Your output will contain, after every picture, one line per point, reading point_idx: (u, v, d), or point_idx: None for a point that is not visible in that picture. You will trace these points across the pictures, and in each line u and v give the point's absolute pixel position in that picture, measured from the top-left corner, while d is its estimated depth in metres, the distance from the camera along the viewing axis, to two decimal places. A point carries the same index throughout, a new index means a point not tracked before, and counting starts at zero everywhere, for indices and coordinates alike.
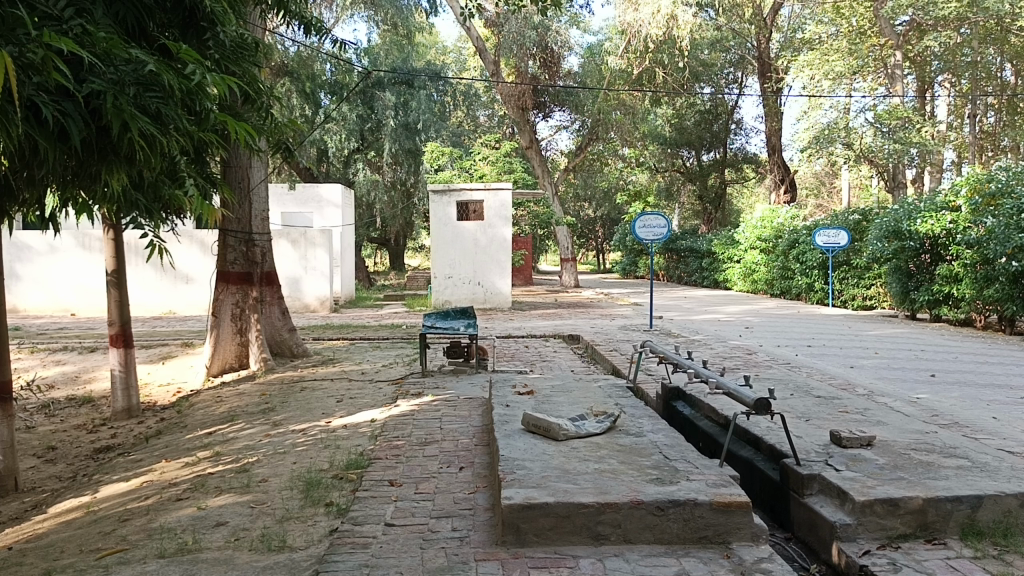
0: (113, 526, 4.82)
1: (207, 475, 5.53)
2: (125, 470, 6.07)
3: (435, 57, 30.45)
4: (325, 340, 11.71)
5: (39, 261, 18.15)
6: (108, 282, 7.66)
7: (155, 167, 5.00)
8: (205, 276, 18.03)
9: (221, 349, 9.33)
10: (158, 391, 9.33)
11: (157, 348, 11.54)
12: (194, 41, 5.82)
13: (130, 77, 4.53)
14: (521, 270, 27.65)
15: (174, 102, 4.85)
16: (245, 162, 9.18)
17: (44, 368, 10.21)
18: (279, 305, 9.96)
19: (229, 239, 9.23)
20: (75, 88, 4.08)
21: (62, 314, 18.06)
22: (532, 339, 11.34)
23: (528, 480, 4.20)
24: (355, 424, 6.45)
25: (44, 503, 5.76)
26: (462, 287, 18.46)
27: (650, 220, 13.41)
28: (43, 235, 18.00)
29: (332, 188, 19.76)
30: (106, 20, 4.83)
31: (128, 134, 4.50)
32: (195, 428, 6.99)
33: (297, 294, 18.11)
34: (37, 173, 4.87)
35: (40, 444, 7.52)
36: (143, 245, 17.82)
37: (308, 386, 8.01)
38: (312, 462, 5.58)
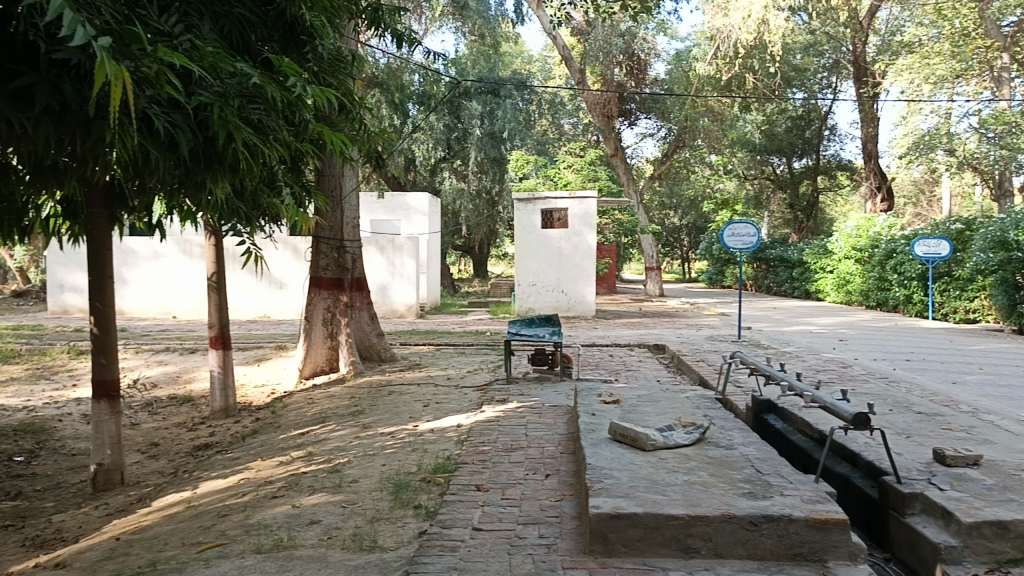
0: (212, 521, 5.00)
1: (300, 475, 5.69)
2: (223, 468, 6.30)
3: (520, 66, 30.62)
4: (411, 345, 11.91)
5: (143, 266, 19.05)
6: (208, 287, 7.91)
7: (256, 176, 5.23)
8: (298, 281, 18.59)
9: (312, 352, 9.60)
10: (253, 392, 9.68)
11: (252, 351, 11.93)
12: (293, 54, 6.00)
13: (235, 90, 4.76)
14: (605, 278, 27.47)
15: (275, 113, 5.07)
16: (338, 171, 9.41)
17: (147, 368, 10.71)
18: (368, 310, 10.14)
19: (321, 246, 9.48)
20: (185, 101, 4.32)
21: (164, 318, 18.90)
22: (617, 348, 11.26)
23: (615, 490, 4.17)
24: (441, 429, 6.53)
25: (148, 497, 6.03)
26: (546, 294, 18.49)
27: (739, 228, 13.15)
28: (148, 242, 18.88)
29: (419, 197, 20.03)
30: (212, 35, 5.05)
31: (232, 145, 4.72)
32: (288, 429, 7.20)
33: (385, 300, 18.52)
34: (148, 183, 5.14)
35: (143, 441, 7.88)
36: (240, 251, 18.46)
37: (395, 390, 8.14)
38: (400, 465, 5.67)
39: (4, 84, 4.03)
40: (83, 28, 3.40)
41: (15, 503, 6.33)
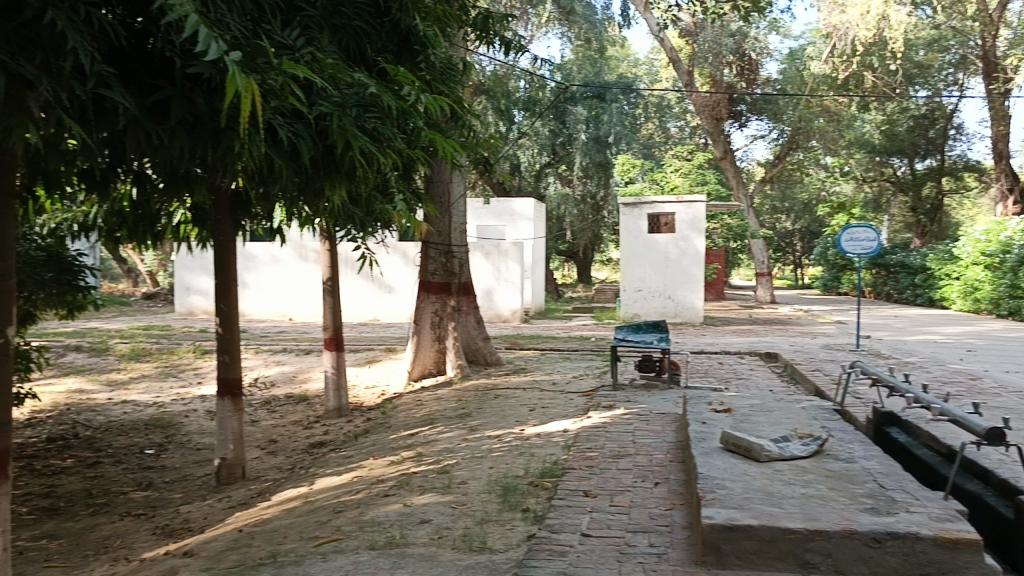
0: (328, 516, 5.17)
1: (410, 474, 5.81)
2: (337, 465, 6.51)
3: (627, 69, 30.41)
4: (517, 349, 11.99)
5: (263, 271, 19.90)
6: (323, 290, 8.18)
7: (371, 182, 5.39)
8: (406, 286, 19.01)
9: (421, 354, 9.80)
10: (364, 393, 9.98)
11: (363, 353, 12.27)
12: (407, 64, 6.15)
13: (352, 100, 4.93)
14: (713, 284, 26.89)
15: (390, 122, 5.24)
16: (446, 177, 9.57)
17: (266, 368, 11.19)
18: (475, 314, 10.26)
19: (430, 251, 9.67)
20: (306, 111, 4.51)
21: (281, 320, 19.70)
22: (727, 355, 11.01)
23: (729, 500, 4.07)
24: (547, 434, 6.54)
25: (267, 492, 6.28)
26: (652, 300, 18.25)
27: (858, 233, 12.63)
28: (267, 247, 19.70)
29: (524, 202, 20.14)
30: (330, 47, 5.25)
31: (349, 153, 4.89)
32: (398, 429, 7.38)
33: (491, 304, 18.74)
34: (271, 191, 5.37)
35: (263, 437, 8.23)
36: (354, 256, 19.02)
37: (501, 394, 8.21)
38: (508, 468, 5.71)
39: (143, 98, 4.30)
40: (215, 43, 3.61)
41: (146, 493, 6.72)
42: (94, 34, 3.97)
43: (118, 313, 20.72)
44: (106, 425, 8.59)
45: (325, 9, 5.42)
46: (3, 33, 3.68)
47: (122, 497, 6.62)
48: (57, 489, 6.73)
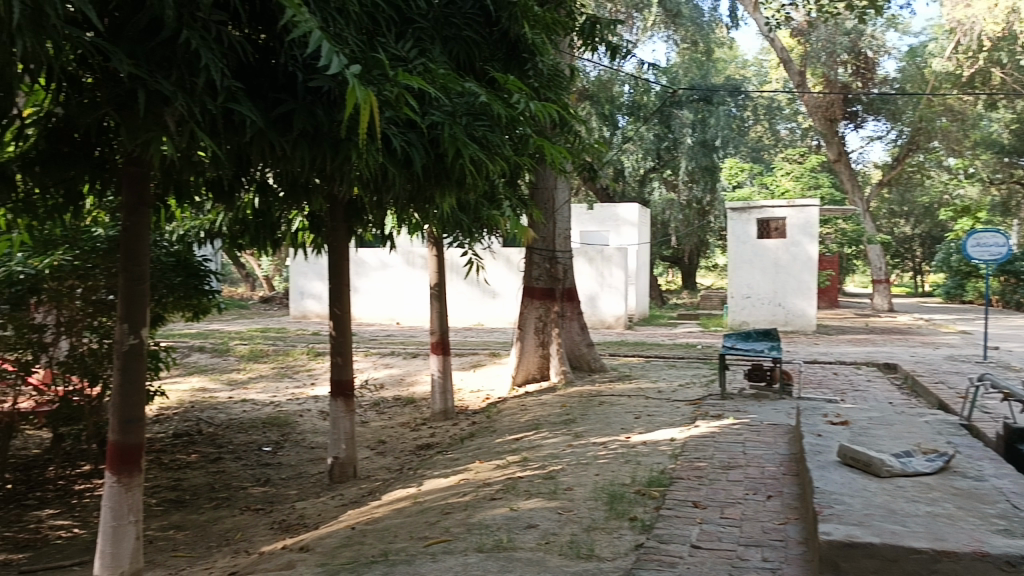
0: (436, 517, 5.27)
1: (517, 479, 5.85)
2: (444, 468, 6.62)
3: (734, 71, 29.78)
4: (621, 356, 11.91)
5: (372, 276, 20.47)
6: (430, 294, 8.33)
7: (480, 189, 5.46)
8: (510, 291, 19.17)
9: (525, 360, 9.87)
10: (469, 397, 10.14)
11: (468, 357, 12.45)
12: (516, 71, 6.22)
13: (463, 109, 5.02)
14: (826, 291, 25.95)
15: (500, 129, 5.31)
16: (551, 183, 9.62)
17: (375, 371, 11.51)
18: (579, 320, 10.25)
19: (534, 257, 9.72)
20: (419, 120, 4.63)
21: (389, 324, 20.21)
22: (842, 366, 10.61)
23: (848, 516, 3.92)
24: (654, 442, 6.46)
25: (377, 491, 6.45)
26: (761, 308, 17.77)
27: (985, 237, 11.93)
28: (376, 253, 20.25)
29: (628, 207, 19.98)
30: (442, 57, 5.37)
31: (460, 161, 4.98)
32: (503, 433, 7.44)
33: (595, 311, 18.70)
34: (384, 199, 5.50)
35: (372, 438, 8.47)
36: (461, 262, 19.29)
37: (606, 401, 8.16)
38: (614, 476, 5.67)
39: (267, 111, 4.50)
40: (336, 57, 3.74)
41: (264, 489, 7.01)
42: (224, 51, 4.19)
43: (238, 315, 21.77)
44: (227, 423, 9.03)
45: (436, 20, 5.57)
46: (143, 52, 3.94)
47: (242, 492, 6.94)
48: (184, 482, 7.11)
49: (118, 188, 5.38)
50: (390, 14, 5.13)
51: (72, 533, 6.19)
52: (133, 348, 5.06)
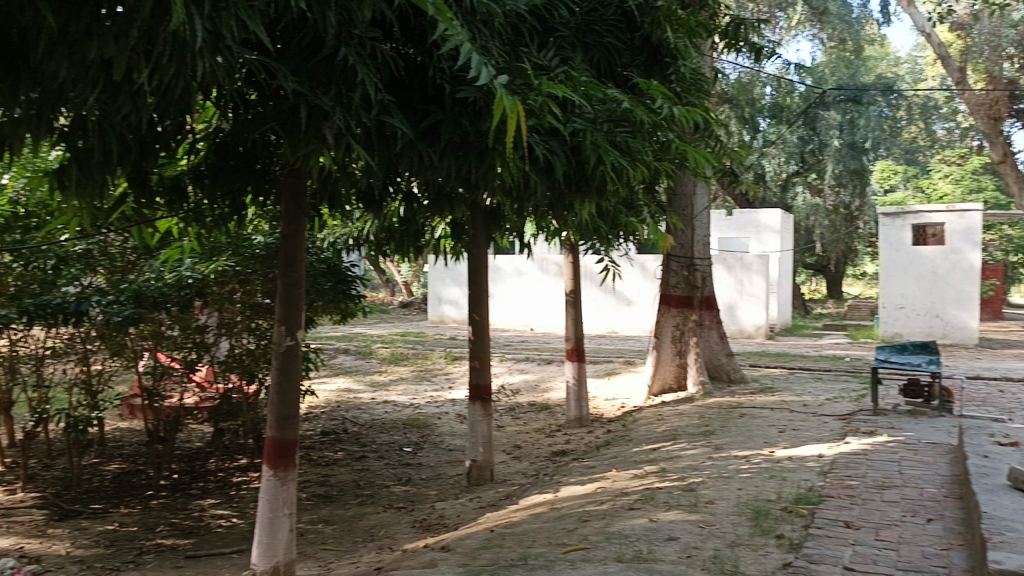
0: (574, 525, 5.26)
1: (655, 490, 5.76)
2: (581, 475, 6.61)
3: (886, 70, 28.27)
4: (762, 367, 11.53)
5: (508, 283, 20.76)
6: (566, 301, 8.36)
7: (621, 196, 5.43)
8: (644, 299, 18.96)
9: (661, 368, 9.75)
10: (604, 406, 10.11)
11: (603, 365, 12.39)
12: (657, 76, 6.16)
13: (605, 116, 5.02)
14: (989, 303, 24.13)
15: (641, 135, 5.28)
16: (689, 189, 9.47)
17: (511, 376, 11.67)
18: (718, 329, 10.00)
19: (672, 264, 9.57)
20: (561, 128, 4.66)
21: (523, 330, 20.44)
22: (1010, 383, 9.83)
23: (1021, 545, 3.62)
24: (800, 458, 6.21)
25: (514, 495, 6.51)
26: (917, 318, 16.70)
27: None
28: (512, 260, 20.52)
29: (770, 213, 19.34)
30: (583, 65, 5.40)
31: (601, 167, 4.96)
32: (640, 443, 7.35)
33: (734, 320, 18.21)
34: (525, 206, 5.56)
35: (508, 442, 8.59)
36: (597, 269, 19.25)
37: (747, 413, 7.92)
38: (758, 491, 5.48)
39: (416, 123, 4.68)
40: (485, 68, 3.84)
41: (406, 488, 7.23)
42: (377, 66, 4.40)
43: (380, 320, 22.63)
44: (371, 423, 9.38)
45: (578, 29, 5.62)
46: (305, 69, 4.18)
47: (385, 490, 7.18)
48: (331, 478, 7.44)
49: (277, 199, 5.72)
50: (532, 25, 5.21)
51: (231, 522, 6.57)
52: (290, 349, 5.36)
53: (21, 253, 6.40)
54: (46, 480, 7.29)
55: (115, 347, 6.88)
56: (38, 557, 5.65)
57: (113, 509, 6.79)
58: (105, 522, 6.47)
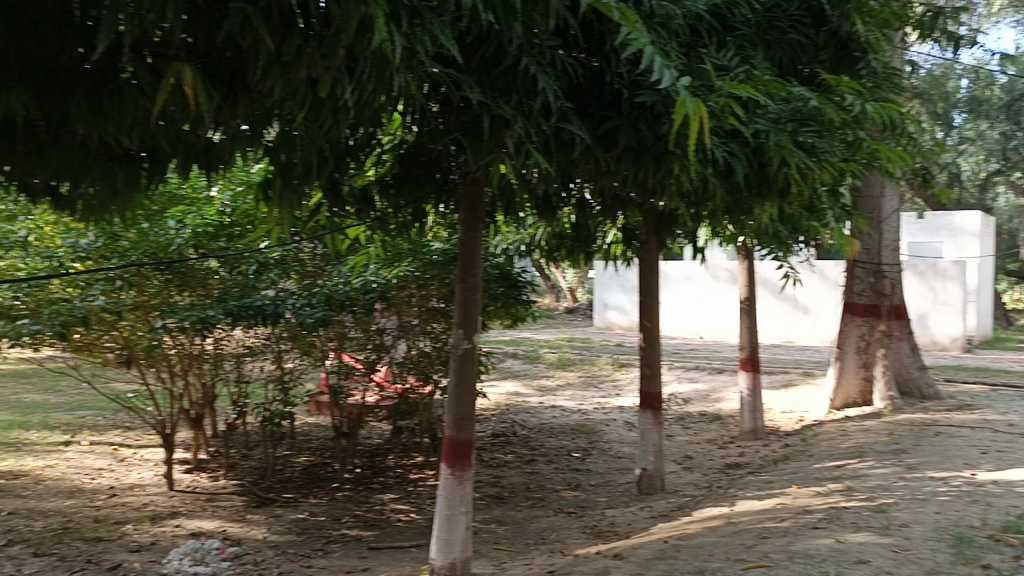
0: (753, 541, 5.06)
1: (841, 509, 5.45)
2: (758, 490, 6.37)
3: None
4: (960, 382, 10.65)
5: (677, 289, 20.45)
6: (741, 308, 8.10)
7: (805, 199, 5.18)
8: (822, 307, 18.09)
9: (844, 382, 9.24)
10: (780, 419, 9.71)
11: (779, 376, 11.90)
12: (846, 72, 5.84)
13: (789, 115, 4.81)
14: None
15: (829, 134, 5.01)
16: (877, 191, 8.94)
17: (681, 386, 11.47)
18: (909, 341, 9.33)
19: (857, 271, 9.06)
20: (742, 130, 4.52)
21: (691, 337, 20.08)
22: None
23: None
24: (1008, 483, 5.68)
25: (687, 507, 6.37)
26: None
27: None
28: (680, 266, 20.20)
29: (967, 214, 17.95)
30: (765, 63, 5.21)
31: (785, 170, 4.76)
32: (822, 459, 6.99)
33: (926, 331, 16.98)
34: (701, 211, 5.42)
35: (679, 452, 8.43)
36: (772, 276, 18.63)
37: (943, 432, 7.34)
38: (960, 516, 5.06)
39: (593, 129, 4.69)
40: (667, 71, 3.79)
41: (576, 493, 7.25)
42: (557, 74, 4.45)
43: (545, 324, 22.91)
44: (540, 427, 9.49)
45: (759, 27, 5.43)
46: (488, 80, 4.29)
47: (555, 494, 7.23)
48: (502, 479, 7.59)
49: (456, 206, 5.92)
50: (711, 24, 5.09)
51: (410, 517, 6.83)
52: (467, 351, 5.51)
53: (227, 259, 6.94)
54: (244, 468, 7.91)
55: (304, 347, 7.35)
56: (239, 540, 6.13)
57: (302, 498, 7.25)
58: (297, 510, 6.92)
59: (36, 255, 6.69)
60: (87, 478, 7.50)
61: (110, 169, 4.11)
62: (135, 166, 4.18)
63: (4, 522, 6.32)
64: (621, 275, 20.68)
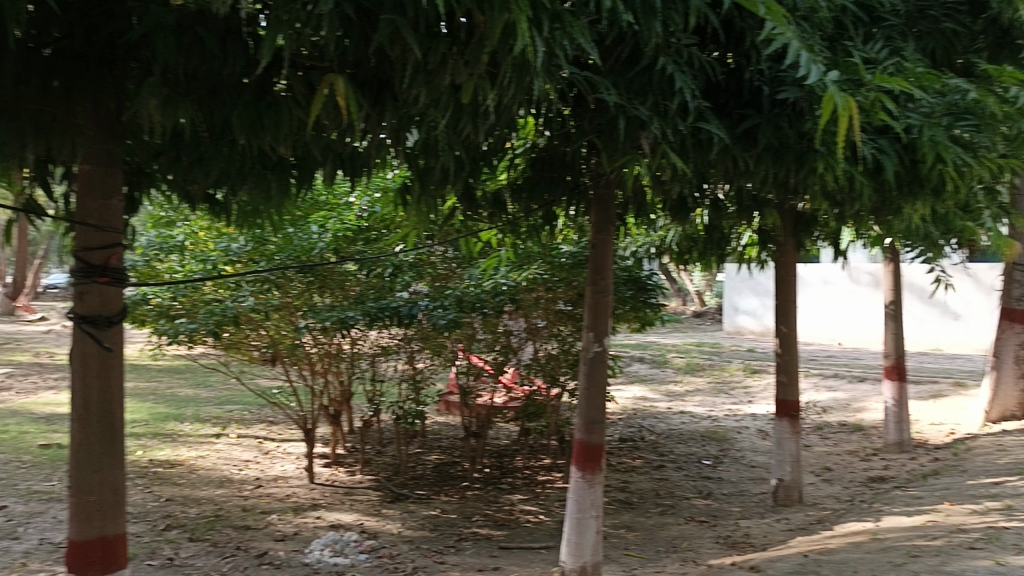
0: (902, 558, 4.79)
1: (1001, 529, 5.08)
2: (906, 505, 6.03)
3: None
4: None
5: (813, 293, 19.74)
6: (885, 313, 7.71)
7: (962, 198, 4.86)
8: (975, 313, 17.00)
9: (1001, 394, 8.63)
10: (929, 431, 9.16)
11: (927, 385, 11.23)
12: None
13: (945, 109, 4.53)
14: None
15: (991, 128, 4.67)
16: None
17: (818, 394, 11.03)
18: None
19: (1016, 274, 8.45)
20: (894, 126, 4.28)
21: (828, 344, 19.31)
22: None
23: None
24: None
25: (827, 520, 6.10)
26: None
27: None
28: (816, 270, 19.48)
29: None
30: (917, 54, 4.92)
31: (940, 167, 4.48)
32: (977, 476, 6.54)
33: None
34: (846, 211, 5.19)
35: (817, 463, 8.10)
36: (918, 280, 17.66)
37: None
38: None
39: (732, 128, 4.58)
40: (815, 66, 3.62)
41: (707, 502, 7.08)
42: (694, 73, 4.37)
43: (671, 328, 22.56)
44: (668, 432, 9.34)
45: (909, 17, 5.15)
46: (624, 81, 4.26)
47: (686, 502, 7.09)
48: (631, 485, 7.52)
49: (587, 209, 5.92)
50: (857, 16, 4.87)
51: (539, 518, 6.86)
52: (597, 355, 5.47)
53: (364, 262, 7.20)
54: (378, 464, 8.18)
55: (435, 347, 7.52)
56: (375, 533, 6.34)
57: (434, 495, 7.43)
58: (429, 506, 7.10)
59: (192, 258, 7.25)
60: (235, 469, 7.95)
61: (263, 176, 4.35)
62: (286, 174, 4.42)
63: (162, 507, 6.78)
64: (753, 278, 20.15)
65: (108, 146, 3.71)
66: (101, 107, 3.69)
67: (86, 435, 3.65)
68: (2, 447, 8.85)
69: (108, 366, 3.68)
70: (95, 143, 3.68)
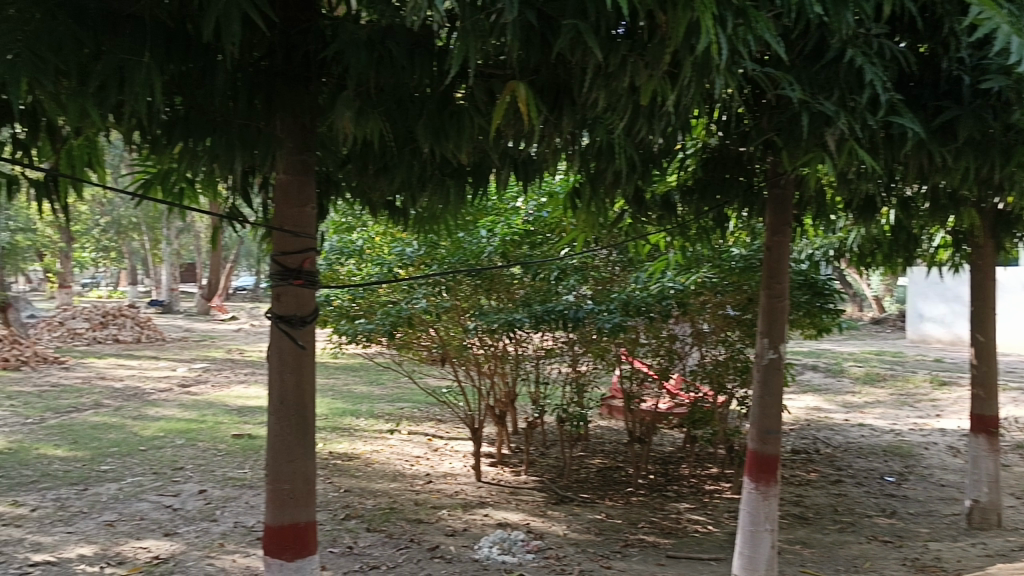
0: None
1: None
2: None
3: None
4: None
5: (1012, 300, 18.22)
6: None
7: None
8: None
9: None
10: None
11: None
12: None
13: None
14: None
15: None
16: None
17: (1018, 410, 10.10)
18: None
19: None
20: None
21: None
22: None
23: None
24: None
25: None
26: None
27: None
28: (1016, 275, 17.97)
29: None
30: None
31: None
32: None
33: None
34: None
35: (1018, 485, 7.42)
36: None
37: None
38: None
39: (928, 121, 4.29)
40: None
41: (891, 521, 6.65)
42: (885, 64, 4.12)
43: (846, 335, 21.44)
44: (845, 446, 8.86)
45: None
46: (808, 76, 4.08)
47: (868, 520, 6.69)
48: (806, 499, 7.18)
49: (761, 211, 5.72)
50: None
51: (708, 529, 6.69)
52: (772, 362, 5.25)
53: (530, 265, 7.27)
54: (543, 466, 8.28)
55: (598, 351, 7.48)
56: (542, 534, 6.41)
57: (599, 499, 7.41)
58: (594, 510, 7.09)
59: (369, 262, 7.69)
60: (407, 464, 8.28)
61: (442, 183, 4.52)
62: (462, 180, 4.56)
63: (342, 498, 7.16)
64: (942, 284, 18.84)
65: (303, 157, 3.93)
66: (297, 120, 3.91)
67: (281, 426, 3.89)
68: (201, 435, 9.67)
69: (301, 362, 3.92)
70: (292, 155, 3.91)
